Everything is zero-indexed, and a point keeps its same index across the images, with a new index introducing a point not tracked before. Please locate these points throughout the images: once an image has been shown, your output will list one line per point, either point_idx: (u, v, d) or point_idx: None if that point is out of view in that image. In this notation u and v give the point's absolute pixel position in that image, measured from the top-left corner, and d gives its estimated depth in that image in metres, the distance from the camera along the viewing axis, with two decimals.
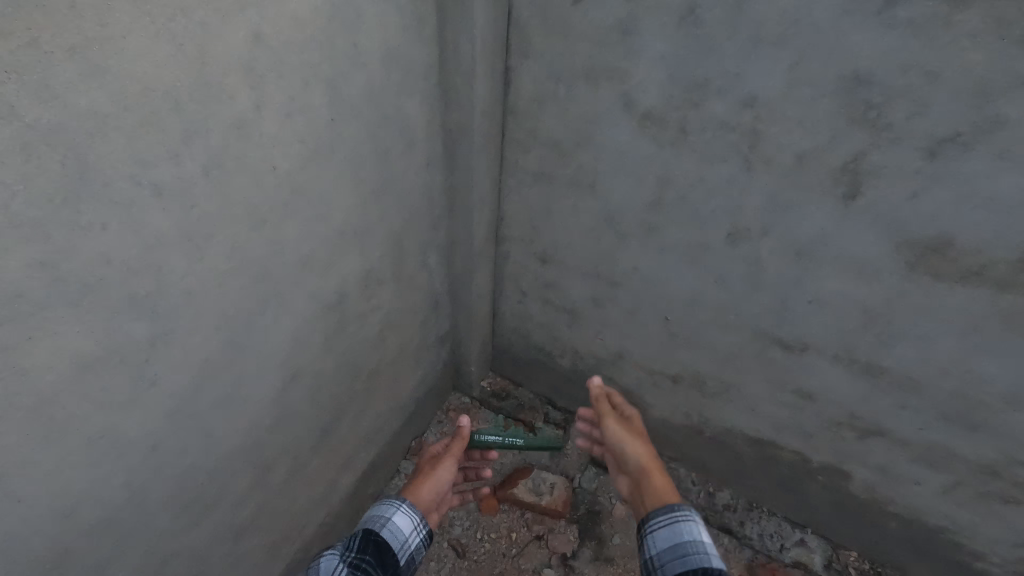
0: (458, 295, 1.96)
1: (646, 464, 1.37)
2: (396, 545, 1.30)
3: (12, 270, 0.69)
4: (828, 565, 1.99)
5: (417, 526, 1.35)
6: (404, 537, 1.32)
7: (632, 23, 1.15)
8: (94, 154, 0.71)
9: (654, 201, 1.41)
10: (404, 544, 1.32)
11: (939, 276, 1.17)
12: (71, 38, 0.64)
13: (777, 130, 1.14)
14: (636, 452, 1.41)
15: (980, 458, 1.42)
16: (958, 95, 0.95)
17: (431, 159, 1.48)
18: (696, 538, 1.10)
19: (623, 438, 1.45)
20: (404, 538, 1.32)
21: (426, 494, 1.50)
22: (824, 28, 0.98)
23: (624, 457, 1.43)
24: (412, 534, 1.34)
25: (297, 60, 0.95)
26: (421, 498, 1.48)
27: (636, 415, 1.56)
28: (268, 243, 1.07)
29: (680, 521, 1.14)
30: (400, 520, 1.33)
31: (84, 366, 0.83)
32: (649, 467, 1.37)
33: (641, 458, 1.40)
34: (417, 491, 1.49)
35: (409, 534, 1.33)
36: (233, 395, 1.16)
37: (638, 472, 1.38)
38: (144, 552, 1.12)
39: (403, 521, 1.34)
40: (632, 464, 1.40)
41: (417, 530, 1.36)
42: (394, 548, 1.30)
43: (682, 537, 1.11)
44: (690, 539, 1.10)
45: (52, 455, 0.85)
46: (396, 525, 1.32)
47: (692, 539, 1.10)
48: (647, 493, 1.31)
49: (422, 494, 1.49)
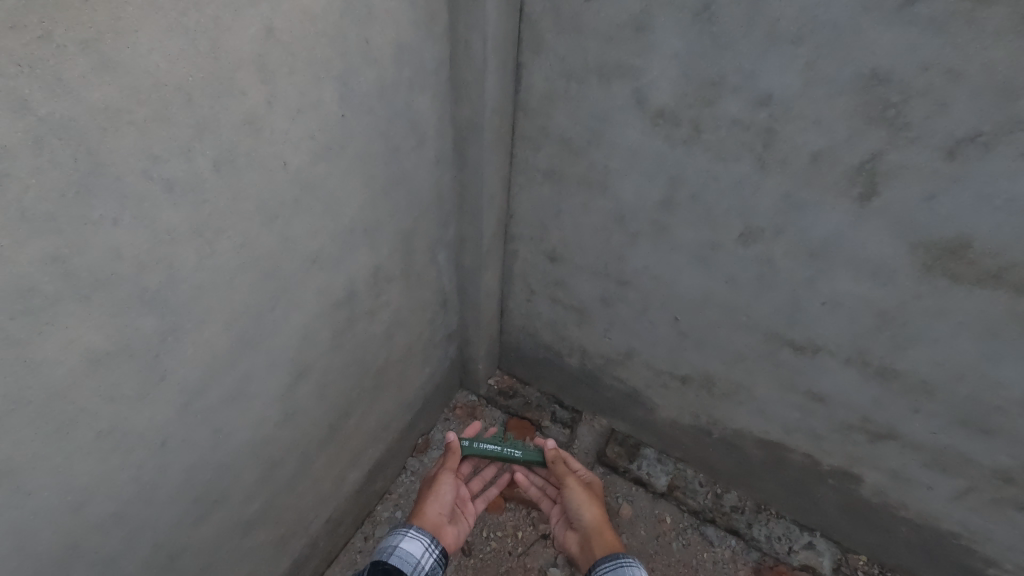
0: (467, 293, 1.95)
1: (599, 525, 1.50)
2: (408, 568, 1.31)
3: (24, 264, 0.69)
4: (837, 568, 1.97)
5: (429, 546, 1.37)
6: (416, 560, 1.33)
7: (646, 19, 1.14)
8: (106, 148, 0.71)
9: (665, 200, 1.40)
10: (417, 566, 1.33)
11: (956, 278, 1.15)
12: (84, 31, 0.64)
13: (792, 129, 1.12)
14: (591, 513, 1.52)
15: (995, 463, 1.40)
16: (979, 94, 0.93)
17: (441, 157, 1.47)
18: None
19: (582, 500, 1.54)
20: (416, 560, 1.33)
21: (433, 511, 1.53)
22: (842, 25, 0.97)
23: (578, 516, 1.54)
24: (424, 556, 1.35)
25: (308, 55, 0.94)
26: (429, 516, 1.52)
27: (594, 475, 1.66)
28: (277, 239, 1.06)
29: (623, 566, 1.30)
30: (409, 545, 1.34)
31: (96, 360, 0.83)
32: (599, 524, 1.51)
33: (595, 518, 1.51)
34: (423, 510, 1.52)
35: (420, 555, 1.34)
36: (243, 390, 1.16)
37: (591, 531, 1.49)
38: (154, 546, 1.13)
39: (412, 545, 1.34)
40: (585, 522, 1.52)
41: (430, 551, 1.37)
42: (407, 571, 1.30)
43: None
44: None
45: (64, 448, 0.85)
46: (406, 551, 1.33)
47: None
48: (598, 548, 1.43)
49: (428, 512, 1.52)
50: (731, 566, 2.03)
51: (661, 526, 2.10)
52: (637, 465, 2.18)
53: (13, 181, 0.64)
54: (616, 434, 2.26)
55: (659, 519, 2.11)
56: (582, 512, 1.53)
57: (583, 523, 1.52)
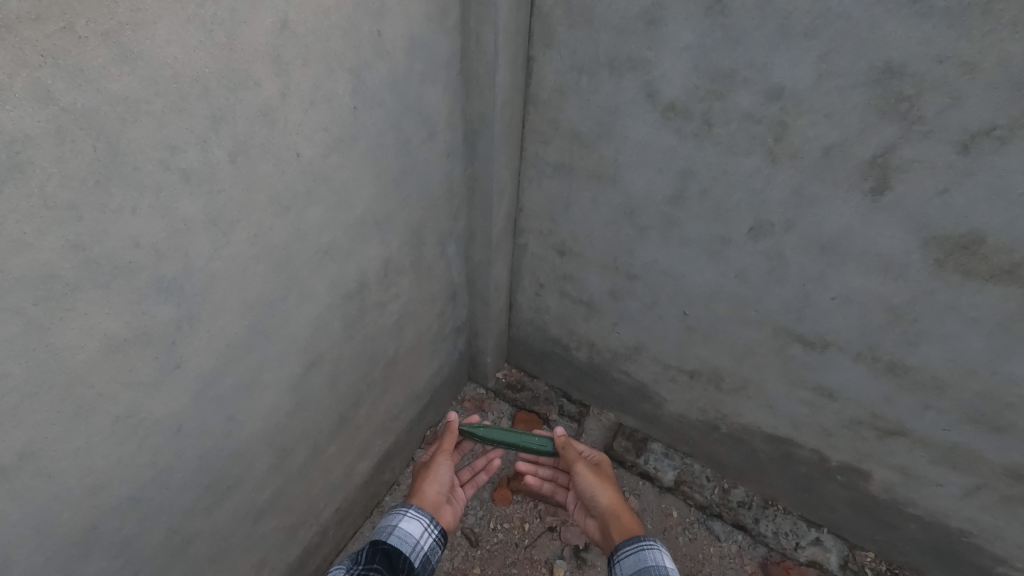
0: (476, 286, 1.96)
1: (615, 508, 1.50)
2: (407, 548, 1.32)
3: (47, 251, 0.71)
4: (844, 565, 1.97)
5: (428, 527, 1.38)
6: (415, 540, 1.34)
7: (657, 12, 1.13)
8: (125, 138, 0.73)
9: (675, 194, 1.40)
10: (416, 546, 1.34)
11: (968, 273, 1.14)
12: (105, 23, 0.65)
13: (805, 122, 1.12)
14: (607, 497, 1.53)
15: (1006, 461, 1.39)
16: (994, 87, 0.92)
17: (452, 149, 1.48)
18: (658, 563, 1.25)
19: (596, 486, 1.55)
20: (415, 540, 1.34)
21: (431, 490, 1.54)
22: (856, 17, 0.96)
23: (594, 501, 1.54)
24: (423, 536, 1.37)
25: (321, 48, 0.95)
26: (427, 495, 1.53)
27: (601, 455, 1.68)
28: (290, 229, 1.07)
29: (644, 549, 1.29)
30: (408, 525, 1.36)
31: (114, 347, 0.85)
32: (619, 508, 1.51)
33: (612, 502, 1.52)
34: (422, 489, 1.54)
35: (419, 535, 1.36)
36: (256, 378, 1.18)
37: (609, 515, 1.50)
38: (168, 530, 1.15)
39: (411, 525, 1.36)
40: (602, 507, 1.52)
41: (428, 532, 1.38)
42: (406, 552, 1.32)
43: (647, 562, 1.26)
44: (653, 564, 1.25)
45: (83, 432, 0.87)
46: (405, 530, 1.35)
47: (655, 564, 1.25)
48: (616, 532, 1.43)
49: (427, 491, 1.53)
50: (738, 561, 2.03)
51: (668, 520, 2.11)
52: (644, 459, 2.19)
53: (35, 169, 0.66)
54: (624, 428, 2.26)
55: (666, 513, 2.12)
56: (597, 497, 1.53)
57: (599, 508, 1.53)
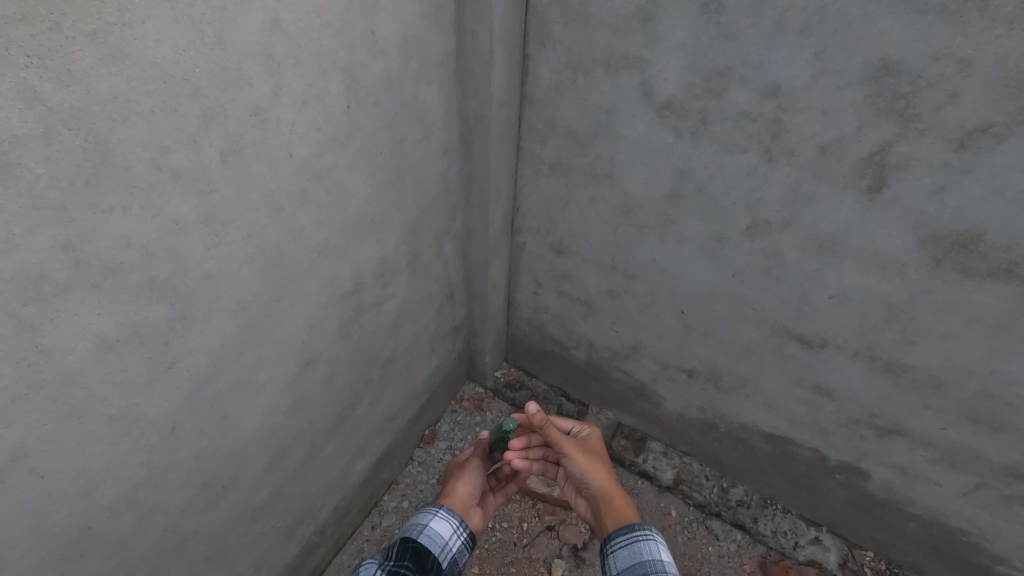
0: (474, 285, 1.96)
1: (607, 490, 1.47)
2: (436, 549, 1.32)
3: (35, 252, 0.70)
4: (843, 564, 1.97)
5: (457, 529, 1.37)
6: (444, 541, 1.34)
7: (653, 9, 1.13)
8: (114, 139, 0.72)
9: (672, 192, 1.39)
10: (444, 547, 1.34)
11: (966, 271, 1.14)
12: (93, 22, 0.65)
13: (800, 121, 1.12)
14: (599, 478, 1.50)
15: (1006, 459, 1.38)
16: (992, 84, 0.92)
17: (448, 148, 1.48)
18: (655, 557, 1.23)
19: (587, 467, 1.51)
20: (444, 541, 1.34)
21: (462, 490, 1.57)
22: (853, 13, 0.95)
23: (585, 483, 1.51)
24: (451, 538, 1.35)
25: (314, 47, 0.95)
26: (458, 496, 1.55)
27: (589, 430, 1.66)
28: (283, 230, 1.07)
29: (640, 541, 1.27)
30: (438, 525, 1.35)
31: (105, 348, 0.84)
32: (610, 489, 1.48)
33: (604, 484, 1.49)
34: (452, 490, 1.56)
35: (448, 537, 1.35)
36: (251, 378, 1.17)
37: (601, 497, 1.47)
38: (163, 530, 1.15)
39: (441, 526, 1.35)
40: (594, 489, 1.49)
41: (457, 533, 1.37)
42: (435, 552, 1.31)
43: (642, 556, 1.24)
44: (649, 558, 1.23)
45: (74, 433, 0.86)
46: (434, 530, 1.34)
47: (650, 559, 1.23)
48: (607, 518, 1.40)
49: (459, 491, 1.56)
50: (736, 560, 2.03)
51: (667, 519, 2.11)
52: (643, 458, 2.19)
53: (24, 170, 0.65)
54: (623, 427, 2.25)
55: (665, 512, 2.12)
56: (588, 479, 1.50)
57: (590, 490, 1.50)
